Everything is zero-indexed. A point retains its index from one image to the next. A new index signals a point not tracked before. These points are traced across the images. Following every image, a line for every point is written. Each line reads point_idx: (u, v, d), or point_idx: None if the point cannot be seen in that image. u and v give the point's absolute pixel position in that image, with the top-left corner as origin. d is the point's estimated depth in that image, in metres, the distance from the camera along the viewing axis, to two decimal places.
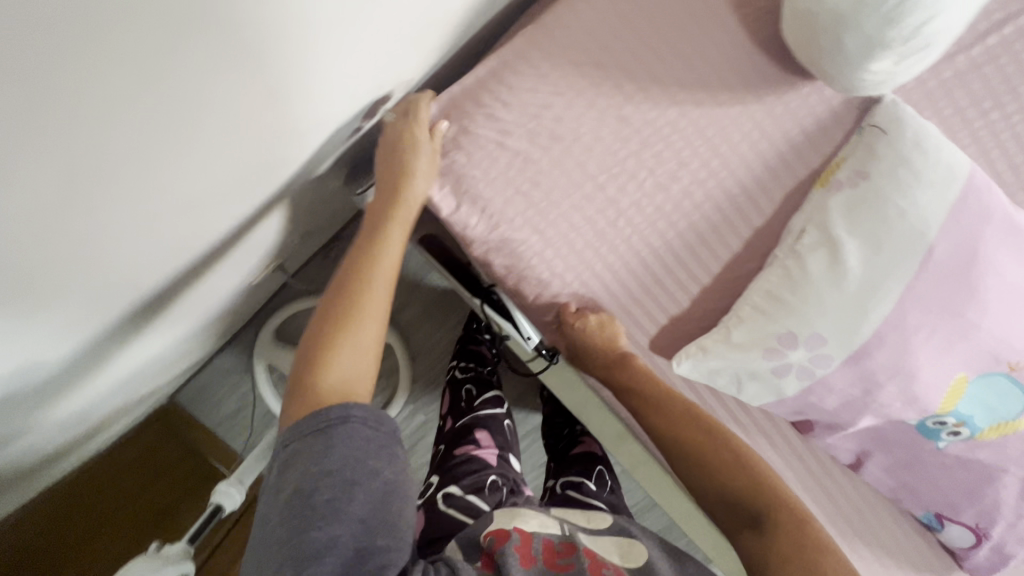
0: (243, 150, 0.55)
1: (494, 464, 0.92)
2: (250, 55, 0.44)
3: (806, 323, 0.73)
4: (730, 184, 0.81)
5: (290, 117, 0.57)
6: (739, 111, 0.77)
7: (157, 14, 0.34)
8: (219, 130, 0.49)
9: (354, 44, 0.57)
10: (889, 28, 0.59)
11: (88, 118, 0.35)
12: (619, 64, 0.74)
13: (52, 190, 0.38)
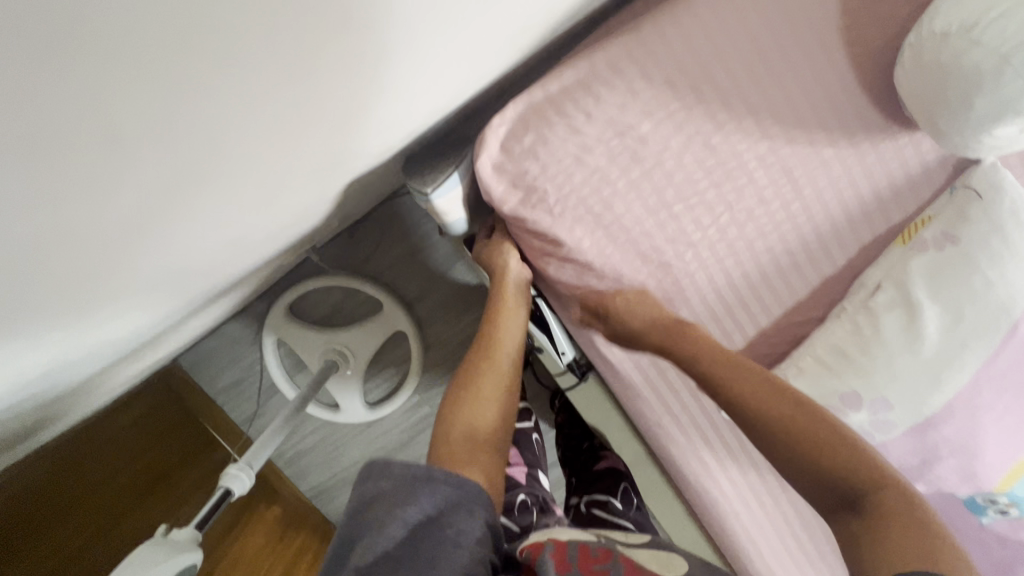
0: (305, 140, 0.50)
1: (523, 483, 0.90)
2: (315, 45, 0.38)
3: (873, 384, 0.70)
4: (808, 228, 0.77)
5: (360, 105, 0.51)
6: (829, 155, 0.74)
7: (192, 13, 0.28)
8: (279, 125, 0.43)
9: (453, 37, 0.53)
10: None
11: (131, 129, 0.31)
12: (716, 90, 0.70)
13: (97, 199, 0.34)
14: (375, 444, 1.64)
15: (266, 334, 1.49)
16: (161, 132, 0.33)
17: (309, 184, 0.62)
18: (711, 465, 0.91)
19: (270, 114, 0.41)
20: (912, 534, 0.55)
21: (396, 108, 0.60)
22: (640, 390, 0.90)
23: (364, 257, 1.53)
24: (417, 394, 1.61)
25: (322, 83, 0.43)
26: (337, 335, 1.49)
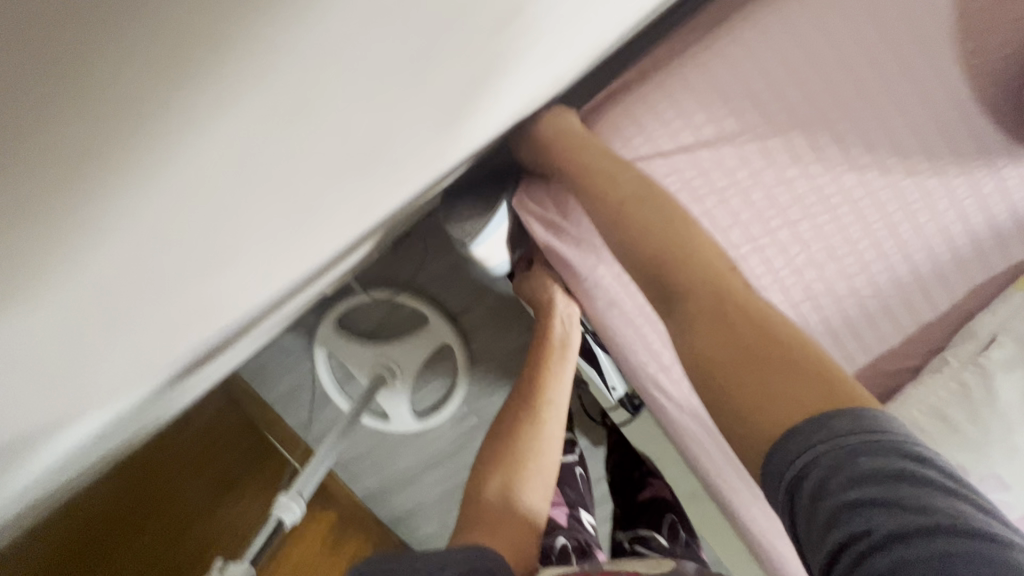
0: (398, 177, 0.40)
1: (564, 526, 0.86)
2: (428, 80, 0.28)
3: (983, 457, 0.60)
4: (905, 268, 0.66)
5: (459, 133, 0.41)
6: (935, 186, 0.62)
7: (283, 79, 0.18)
8: (377, 174, 0.34)
9: (542, 69, 0.45)
10: None
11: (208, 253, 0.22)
12: (793, 117, 0.61)
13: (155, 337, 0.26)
14: (423, 453, 1.66)
15: (316, 347, 1.51)
16: (228, 253, 0.24)
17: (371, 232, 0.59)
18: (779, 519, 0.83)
19: (344, 219, 0.39)
20: (793, 386, 0.39)
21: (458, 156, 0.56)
22: (700, 438, 0.80)
23: (408, 271, 1.51)
24: (462, 406, 1.60)
25: (430, 123, 0.33)
26: (383, 349, 1.49)
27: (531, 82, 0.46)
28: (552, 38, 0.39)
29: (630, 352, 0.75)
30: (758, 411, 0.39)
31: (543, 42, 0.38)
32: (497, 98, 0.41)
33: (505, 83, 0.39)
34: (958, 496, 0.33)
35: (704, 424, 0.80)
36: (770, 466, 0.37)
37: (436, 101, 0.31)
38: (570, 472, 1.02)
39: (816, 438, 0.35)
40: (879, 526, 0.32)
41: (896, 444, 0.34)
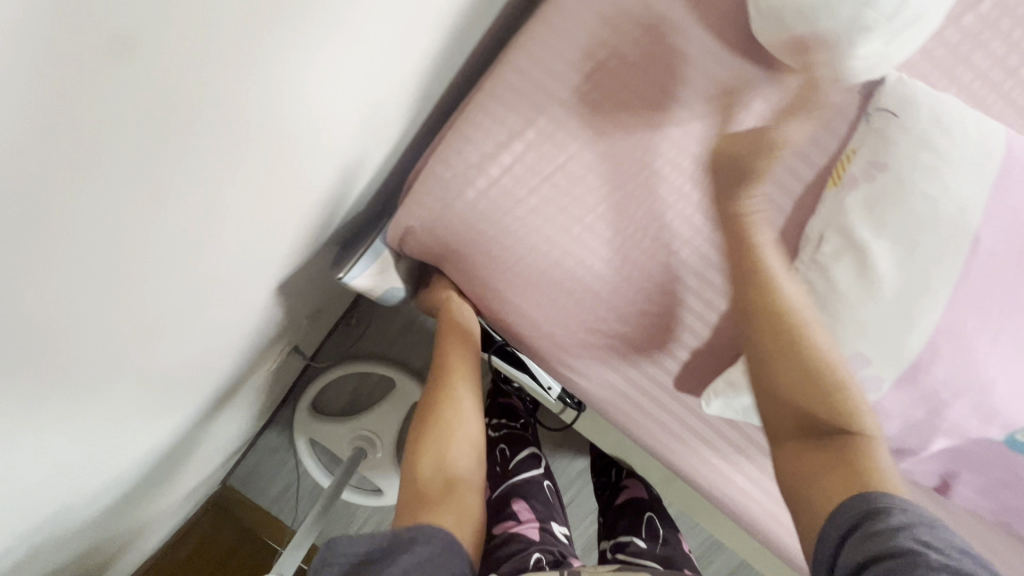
0: (261, 219, 0.56)
1: (538, 540, 0.84)
2: (245, 142, 0.44)
3: (842, 339, 0.64)
4: (733, 201, 0.74)
5: (301, 181, 0.58)
6: (723, 124, 0.72)
7: (124, 124, 0.31)
8: (230, 212, 0.49)
9: (361, 105, 0.58)
10: (867, 9, 0.55)
11: (59, 239, 0.32)
12: (586, 101, 0.73)
13: (41, 318, 0.34)
14: None
15: (297, 438, 1.50)
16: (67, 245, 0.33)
17: (256, 284, 0.65)
18: (721, 465, 0.84)
19: (178, 263, 0.45)
20: (859, 478, 0.54)
21: (317, 190, 0.63)
22: (625, 404, 0.82)
23: (364, 340, 1.57)
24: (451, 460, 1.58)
25: (261, 168, 0.49)
26: (359, 422, 1.51)
27: (352, 122, 0.59)
28: (326, 84, 0.48)
29: (534, 339, 0.81)
30: (813, 500, 0.55)
31: (317, 89, 0.47)
32: (293, 138, 0.49)
33: (290, 123, 0.47)
34: (966, 555, 0.47)
35: (625, 390, 0.82)
36: (846, 507, 0.51)
37: (244, 149, 0.44)
38: (538, 487, 1.02)
39: (867, 504, 0.50)
40: (915, 548, 0.45)
41: (924, 529, 0.47)
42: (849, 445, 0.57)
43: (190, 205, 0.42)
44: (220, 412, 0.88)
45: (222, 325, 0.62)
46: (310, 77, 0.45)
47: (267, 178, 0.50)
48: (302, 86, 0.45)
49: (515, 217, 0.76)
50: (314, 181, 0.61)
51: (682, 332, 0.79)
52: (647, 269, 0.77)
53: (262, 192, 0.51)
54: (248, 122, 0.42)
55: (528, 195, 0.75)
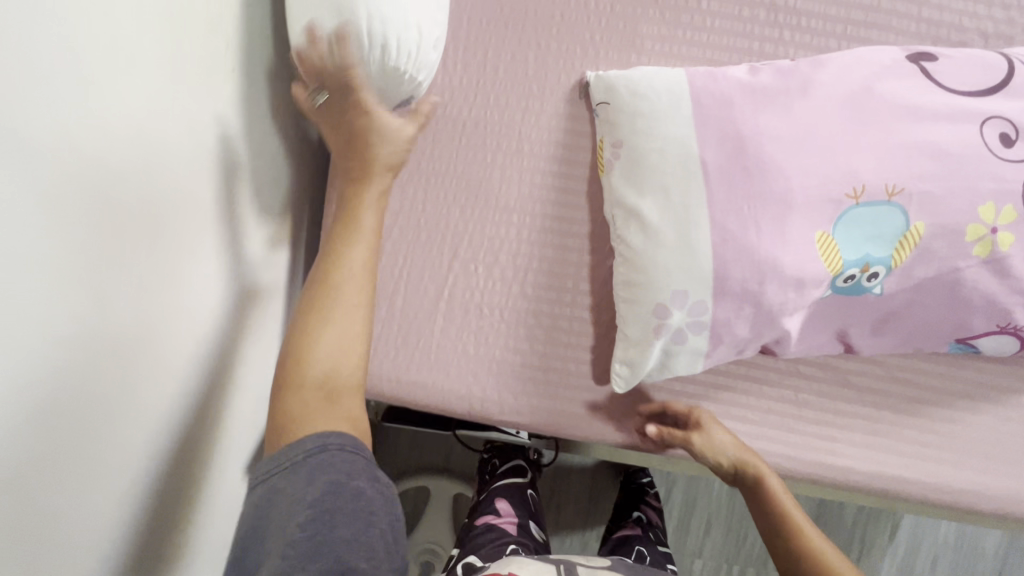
0: (228, 352, 0.71)
1: (514, 534, 1.00)
2: (182, 335, 0.59)
3: (660, 285, 0.74)
4: (546, 219, 0.88)
5: (238, 310, 0.73)
6: (500, 172, 0.87)
7: (86, 415, 0.47)
8: (203, 370, 0.65)
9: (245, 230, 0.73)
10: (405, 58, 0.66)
11: (99, 487, 0.50)
12: (395, 212, 0.89)
13: (117, 532, 0.53)
14: None
15: None
16: (103, 490, 0.50)
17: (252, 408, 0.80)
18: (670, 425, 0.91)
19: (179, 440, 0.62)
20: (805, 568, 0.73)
21: (258, 306, 0.79)
22: (563, 418, 0.90)
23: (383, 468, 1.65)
24: None
25: (207, 332, 0.65)
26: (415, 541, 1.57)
27: (247, 243, 0.73)
28: (214, 265, 0.65)
29: (462, 407, 0.91)
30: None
31: (206, 280, 0.64)
32: (206, 324, 0.64)
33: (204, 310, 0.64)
34: None
35: (556, 406, 0.90)
36: None
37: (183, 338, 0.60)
38: (522, 496, 1.12)
39: None
40: None
41: None
42: (796, 537, 0.75)
43: (176, 393, 0.59)
44: None
45: (228, 484, 0.77)
46: (203, 273, 0.62)
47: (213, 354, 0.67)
48: (196, 307, 0.62)
49: (395, 320, 0.90)
50: (246, 330, 0.76)
51: (569, 335, 0.90)
52: (514, 303, 0.89)
53: (216, 360, 0.68)
54: (178, 337, 0.59)
55: (392, 300, 0.89)
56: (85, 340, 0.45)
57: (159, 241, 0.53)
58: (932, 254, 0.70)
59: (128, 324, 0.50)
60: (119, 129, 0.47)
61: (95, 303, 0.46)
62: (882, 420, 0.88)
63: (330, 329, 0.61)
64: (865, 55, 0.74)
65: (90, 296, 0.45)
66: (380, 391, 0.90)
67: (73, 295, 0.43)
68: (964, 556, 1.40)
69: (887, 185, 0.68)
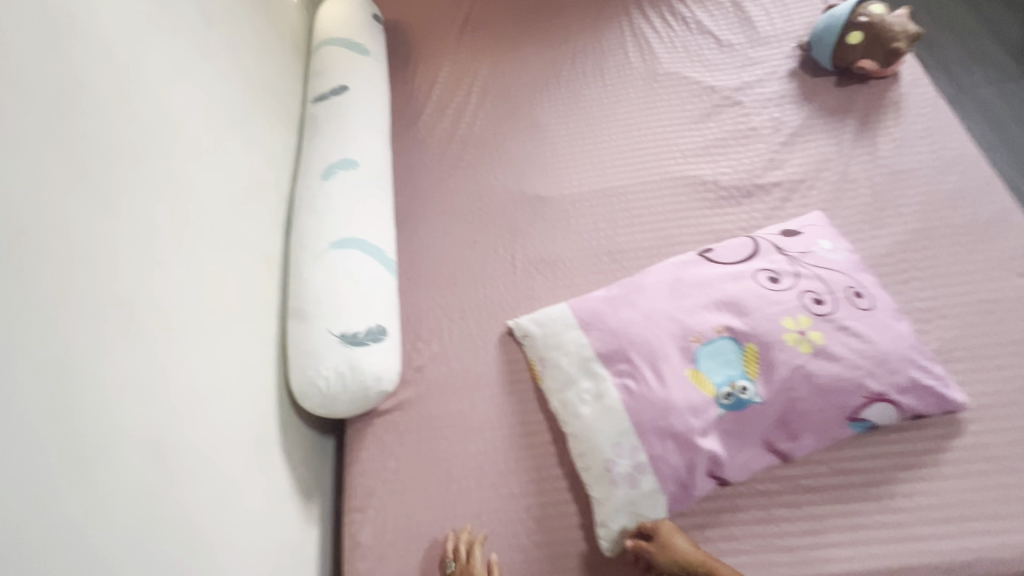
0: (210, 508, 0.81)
1: None
2: (163, 452, 0.74)
3: (600, 445, 0.96)
4: (513, 428, 1.13)
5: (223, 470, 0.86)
6: (469, 402, 1.17)
7: (78, 478, 0.61)
8: (180, 508, 0.75)
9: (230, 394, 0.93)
10: (359, 339, 1.09)
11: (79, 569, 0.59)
12: (397, 459, 1.13)
13: None
14: None
15: None
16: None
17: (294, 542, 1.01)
18: None
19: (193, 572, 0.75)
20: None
21: (249, 489, 0.92)
22: None
23: None
24: None
25: (185, 470, 0.78)
26: None
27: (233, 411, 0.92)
28: (199, 411, 0.83)
29: None
30: None
31: (208, 419, 0.85)
32: (188, 462, 0.79)
33: (207, 455, 0.83)
34: None
35: None
36: None
37: (162, 458, 0.74)
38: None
39: None
40: None
41: None
42: None
43: (151, 515, 0.70)
44: None
45: None
46: (188, 409, 0.81)
47: (219, 496, 0.84)
48: (178, 434, 0.78)
49: (410, 554, 1.03)
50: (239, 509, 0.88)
51: (560, 519, 1.03)
52: (506, 505, 1.06)
53: (200, 518, 0.79)
54: (158, 456, 0.73)
55: (405, 532, 1.05)
56: (90, 417, 0.64)
57: (156, 397, 0.75)
58: (776, 360, 0.96)
59: (119, 417, 0.69)
60: (137, 288, 0.77)
61: (97, 383, 0.66)
62: (854, 513, 0.96)
63: None
64: (673, 261, 1.15)
65: (99, 384, 0.67)
66: None
67: (87, 373, 0.65)
68: None
69: (715, 327, 1.00)
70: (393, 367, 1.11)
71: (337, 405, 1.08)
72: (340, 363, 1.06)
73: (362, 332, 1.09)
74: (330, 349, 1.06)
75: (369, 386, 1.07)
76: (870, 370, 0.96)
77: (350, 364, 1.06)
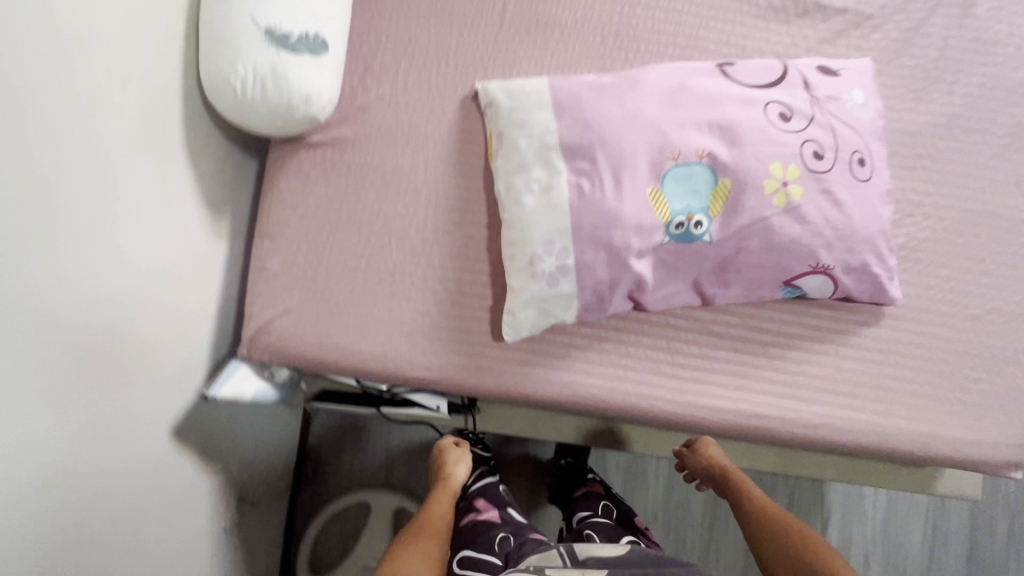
0: (62, 157, 0.69)
1: (499, 521, 1.07)
2: None
3: (531, 238, 0.90)
4: (449, 200, 1.04)
5: (77, 119, 0.71)
6: (409, 161, 1.05)
7: None
8: (12, 142, 0.62)
9: (87, 28, 0.72)
10: (289, 42, 0.88)
11: None
12: (320, 197, 1.04)
13: None
14: None
15: None
16: None
17: (191, 244, 0.98)
18: (560, 376, 1.00)
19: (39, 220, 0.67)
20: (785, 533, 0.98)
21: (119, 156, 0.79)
22: (466, 368, 1.00)
23: (327, 485, 1.66)
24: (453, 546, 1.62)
25: (16, 99, 0.62)
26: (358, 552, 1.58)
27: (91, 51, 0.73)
28: (31, 31, 0.64)
29: (375, 364, 1.01)
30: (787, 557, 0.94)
31: (50, 49, 0.66)
32: (17, 90, 0.62)
33: (48, 94, 0.67)
34: None
35: (461, 359, 1.01)
36: None
37: None
38: (494, 487, 1.18)
39: None
40: None
41: None
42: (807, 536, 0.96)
43: None
44: (172, 555, 1.01)
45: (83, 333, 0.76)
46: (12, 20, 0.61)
47: (75, 154, 0.71)
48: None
49: (316, 291, 1.02)
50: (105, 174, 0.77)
51: (471, 299, 1.02)
52: (422, 272, 1.03)
53: (42, 164, 0.66)
54: None
55: (314, 269, 1.03)
56: None
57: None
58: (744, 204, 0.88)
59: None
60: None
61: None
62: (744, 364, 1.00)
63: (413, 550, 0.92)
64: (683, 64, 0.96)
65: None
66: (303, 350, 1.01)
67: None
68: (888, 535, 1.65)
69: (698, 150, 0.88)
70: (331, 91, 0.95)
71: (254, 117, 0.93)
72: (263, 66, 0.88)
73: (294, 35, 0.88)
74: (251, 47, 0.87)
75: (298, 105, 0.92)
76: (830, 241, 0.90)
77: (275, 71, 0.88)
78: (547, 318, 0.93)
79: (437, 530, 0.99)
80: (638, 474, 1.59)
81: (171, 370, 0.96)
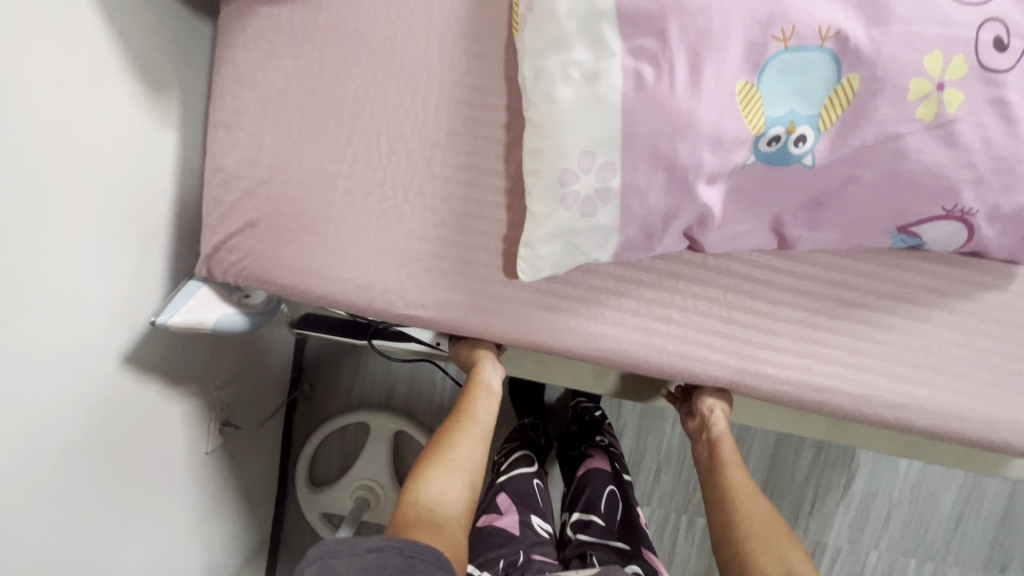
0: None
1: (516, 534, 1.01)
2: None
3: (562, 146, 0.66)
4: (457, 89, 0.78)
5: None
6: (407, 31, 0.78)
7: None
8: None
9: None
10: None
11: None
12: (290, 77, 0.79)
13: None
14: None
15: (309, 517, 1.51)
16: None
17: (119, 126, 0.76)
18: (585, 326, 0.81)
19: None
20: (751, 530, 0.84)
21: None
22: (469, 308, 0.81)
23: (325, 403, 1.58)
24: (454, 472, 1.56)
25: None
26: (356, 472, 1.52)
27: None
28: None
29: (358, 295, 0.82)
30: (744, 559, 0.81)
31: None
32: None
33: None
34: None
35: (463, 297, 0.81)
36: None
37: None
38: (527, 485, 1.13)
39: None
40: None
41: None
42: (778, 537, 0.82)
43: None
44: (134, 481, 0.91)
45: None
46: None
47: None
48: None
49: (286, 201, 0.81)
50: None
51: (479, 222, 0.80)
52: (420, 184, 0.80)
53: None
54: None
55: (282, 171, 0.81)
56: None
57: None
58: (871, 114, 0.62)
59: None
60: None
61: None
62: (820, 326, 0.79)
63: (448, 484, 0.80)
64: None
65: None
66: (271, 273, 0.82)
67: None
68: (920, 496, 1.54)
69: (820, 28, 0.61)
70: None
71: None
72: None
73: None
74: None
75: None
76: (983, 175, 0.64)
77: None
78: (575, 255, 0.72)
79: (470, 457, 0.85)
80: (653, 421, 1.46)
81: (108, 284, 0.79)
